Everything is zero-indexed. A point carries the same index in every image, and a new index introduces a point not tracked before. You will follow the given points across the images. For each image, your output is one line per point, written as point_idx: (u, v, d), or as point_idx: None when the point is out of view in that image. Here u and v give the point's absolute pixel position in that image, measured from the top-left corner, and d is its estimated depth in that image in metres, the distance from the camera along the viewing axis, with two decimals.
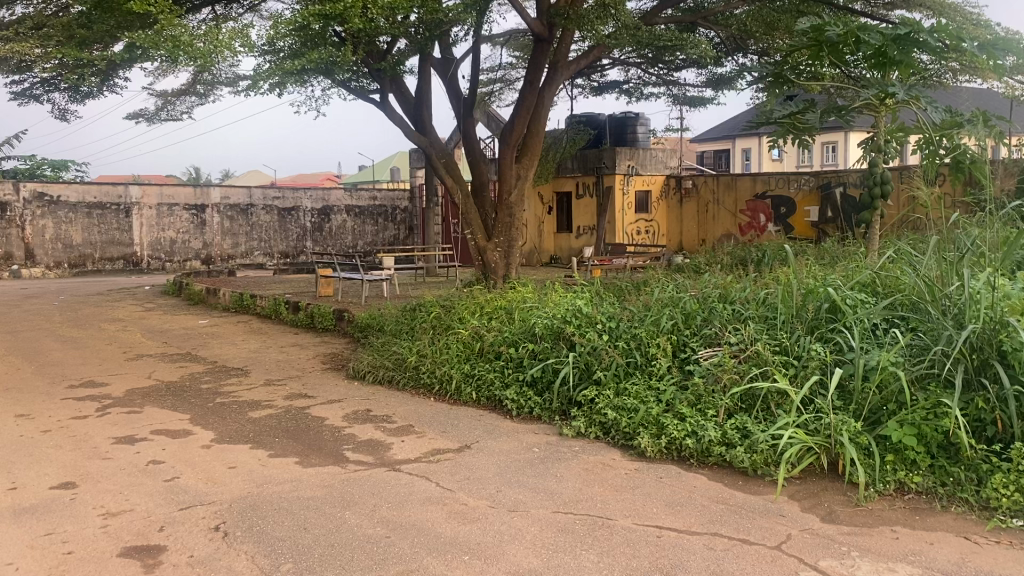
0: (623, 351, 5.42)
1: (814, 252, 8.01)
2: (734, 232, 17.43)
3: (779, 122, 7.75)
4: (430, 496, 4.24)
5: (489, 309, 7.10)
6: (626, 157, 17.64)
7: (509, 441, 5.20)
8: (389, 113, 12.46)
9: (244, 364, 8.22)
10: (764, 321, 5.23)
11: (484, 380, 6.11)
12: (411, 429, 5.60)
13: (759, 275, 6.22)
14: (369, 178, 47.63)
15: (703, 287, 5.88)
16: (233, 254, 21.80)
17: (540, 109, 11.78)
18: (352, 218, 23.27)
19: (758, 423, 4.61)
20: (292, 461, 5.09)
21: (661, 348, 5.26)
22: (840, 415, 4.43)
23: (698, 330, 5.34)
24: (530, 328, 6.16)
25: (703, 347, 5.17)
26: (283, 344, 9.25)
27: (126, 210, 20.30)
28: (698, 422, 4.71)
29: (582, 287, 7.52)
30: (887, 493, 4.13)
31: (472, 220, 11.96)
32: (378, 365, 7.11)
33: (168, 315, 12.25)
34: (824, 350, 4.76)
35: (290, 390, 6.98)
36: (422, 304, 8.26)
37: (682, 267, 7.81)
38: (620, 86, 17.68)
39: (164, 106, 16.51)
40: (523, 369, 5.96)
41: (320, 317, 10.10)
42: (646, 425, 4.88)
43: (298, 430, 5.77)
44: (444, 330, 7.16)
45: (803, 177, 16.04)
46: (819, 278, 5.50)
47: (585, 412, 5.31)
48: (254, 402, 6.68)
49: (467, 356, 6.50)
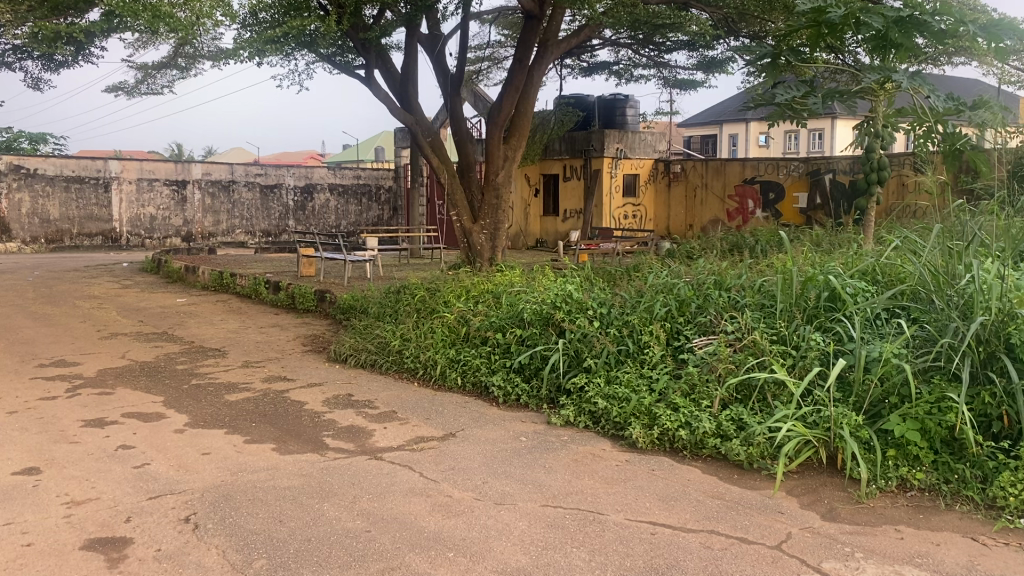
0: (615, 338, 5.24)
1: (807, 239, 7.85)
2: (721, 218, 17.26)
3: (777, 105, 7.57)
4: (413, 488, 4.05)
5: (475, 292, 6.90)
6: (614, 140, 17.42)
7: (496, 429, 5.01)
8: (375, 90, 12.19)
9: (221, 345, 7.98)
10: (761, 309, 5.06)
11: (470, 365, 5.91)
12: (394, 415, 5.41)
13: (755, 262, 6.04)
14: (353, 158, 47.17)
15: (697, 273, 5.69)
16: (213, 232, 21.46)
17: (529, 88, 11.54)
18: (335, 197, 22.98)
19: (754, 414, 4.44)
20: (269, 447, 4.88)
21: (654, 335, 5.08)
22: (840, 408, 4.27)
23: (693, 318, 5.16)
24: (518, 313, 5.97)
25: (698, 335, 5.00)
26: (263, 325, 9.03)
27: (105, 185, 19.90)
28: (692, 413, 4.53)
29: (571, 272, 7.33)
30: (888, 490, 3.99)
31: (458, 201, 11.74)
32: (360, 348, 6.91)
33: (145, 293, 11.96)
34: (824, 340, 4.59)
35: (269, 373, 6.76)
36: (406, 285, 8.06)
37: (674, 253, 7.63)
38: (609, 68, 17.44)
39: (143, 78, 16.14)
40: (510, 355, 5.77)
41: (301, 297, 9.86)
42: (638, 415, 4.71)
43: (276, 415, 5.56)
44: (428, 314, 6.96)
45: (792, 163, 15.86)
46: (818, 265, 5.33)
47: (575, 400, 5.13)
48: (231, 385, 6.45)
49: (452, 341, 6.31)
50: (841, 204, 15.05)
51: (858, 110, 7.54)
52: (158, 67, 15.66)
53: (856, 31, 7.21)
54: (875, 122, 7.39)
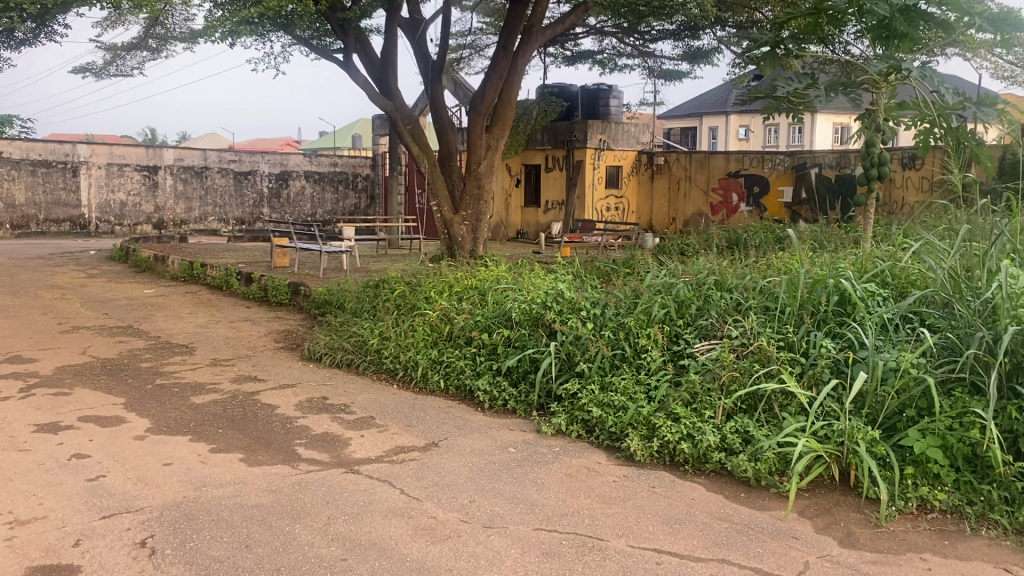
0: (610, 341, 4.90)
1: (804, 236, 7.58)
2: (705, 211, 16.98)
3: (775, 97, 7.25)
4: (393, 508, 3.70)
5: (459, 288, 6.54)
6: (597, 130, 17.09)
7: (483, 439, 4.67)
8: (353, 75, 11.79)
9: (189, 341, 7.57)
10: (766, 312, 4.74)
11: (455, 367, 5.57)
12: (372, 421, 5.06)
13: (755, 260, 5.72)
14: (330, 145, 46.50)
15: (696, 271, 5.36)
16: (186, 219, 20.91)
17: (513, 75, 11.16)
18: (311, 185, 22.48)
19: (761, 427, 4.14)
20: (237, 458, 4.51)
21: (653, 339, 4.75)
22: (854, 420, 3.98)
23: (693, 321, 4.83)
24: (504, 312, 5.62)
25: (699, 340, 4.67)
26: (234, 319, 8.62)
27: (73, 170, 19.29)
28: (694, 425, 4.22)
29: (560, 268, 6.99)
30: (908, 512, 3.70)
31: (438, 192, 11.35)
32: (336, 346, 6.53)
33: (111, 283, 11.49)
34: (835, 348, 4.29)
35: (239, 372, 6.38)
36: (384, 279, 7.69)
37: (666, 251, 7.33)
38: (593, 57, 17.11)
39: (113, 60, 15.61)
40: (497, 357, 5.43)
41: (274, 289, 9.46)
42: (636, 426, 4.39)
43: (245, 420, 5.18)
44: (408, 310, 6.60)
45: (778, 157, 15.63)
46: (826, 266, 5.02)
47: (566, 407, 4.80)
48: (199, 385, 6.07)
49: (434, 340, 5.95)
50: (826, 198, 14.88)
51: (859, 102, 7.25)
52: (127, 48, 15.14)
53: (859, 19, 6.91)
54: (876, 115, 7.10)
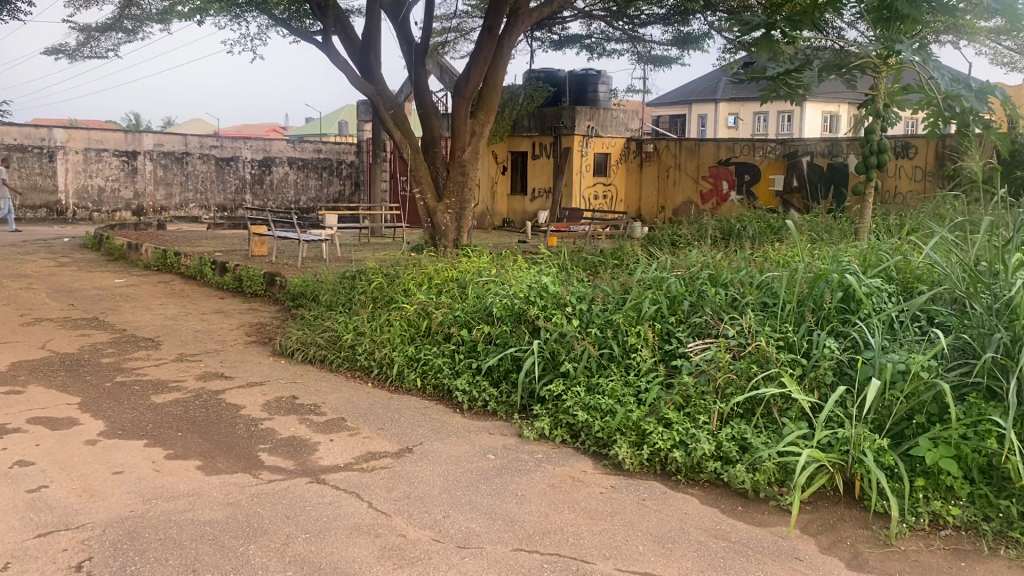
0: (597, 339, 4.58)
1: (800, 226, 7.28)
2: (694, 199, 16.70)
3: (770, 78, 6.86)
4: (358, 525, 3.37)
5: (438, 281, 6.21)
6: (585, 117, 16.73)
7: (460, 444, 4.36)
8: (334, 59, 11.40)
9: (156, 334, 7.20)
10: (763, 309, 4.44)
11: (432, 364, 5.25)
12: (342, 424, 4.74)
13: (751, 252, 5.41)
14: (316, 131, 45.88)
15: (688, 263, 5.04)
16: (166, 206, 20.44)
17: (499, 59, 10.79)
18: (294, 171, 22.04)
19: (759, 434, 3.84)
20: (194, 465, 4.17)
21: (643, 337, 4.43)
22: (861, 428, 3.68)
23: (686, 318, 4.52)
24: (486, 306, 5.30)
25: (693, 339, 4.36)
26: (205, 311, 8.26)
27: (50, 155, 18.75)
28: (688, 431, 3.92)
29: (545, 259, 6.67)
30: (919, 528, 3.41)
31: (421, 179, 11.00)
32: (308, 341, 6.20)
33: (82, 272, 11.07)
34: (839, 348, 4.00)
35: (205, 369, 6.02)
36: (362, 270, 7.34)
37: (657, 243, 7.03)
38: (581, 42, 16.75)
39: (87, 41, 15.11)
40: (477, 355, 5.11)
41: (248, 280, 9.10)
42: (625, 431, 4.09)
43: (206, 423, 4.84)
44: (385, 304, 6.27)
45: (769, 144, 15.32)
46: (828, 259, 4.72)
47: (550, 409, 4.49)
48: (162, 382, 5.72)
49: (412, 336, 5.63)
50: (817, 186, 14.62)
51: (859, 86, 6.94)
52: (101, 30, 14.64)
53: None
54: (875, 101, 6.78)
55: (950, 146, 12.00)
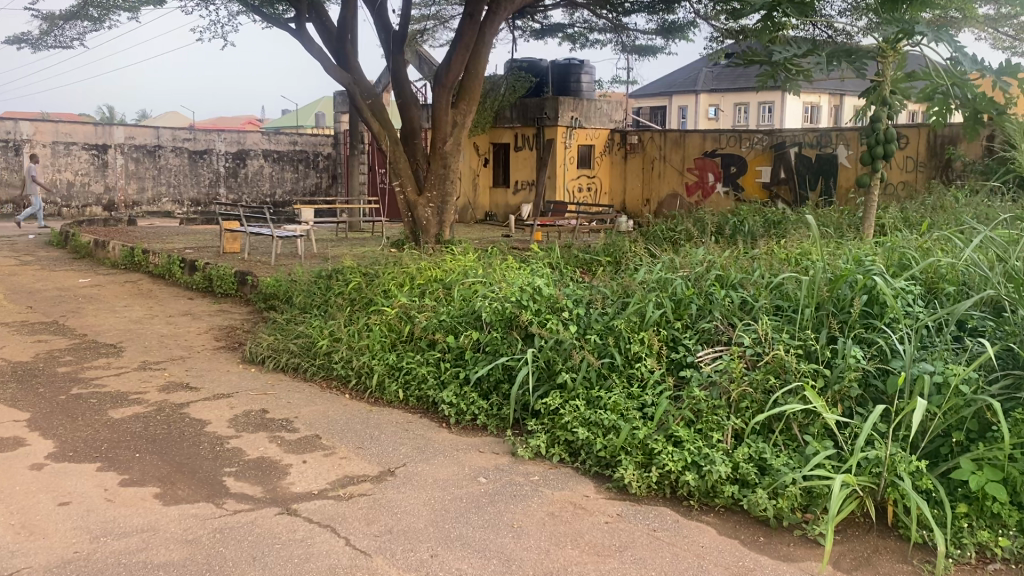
0: (596, 346, 4.17)
1: (801, 220, 6.92)
2: (680, 192, 16.34)
3: (772, 63, 6.39)
4: (334, 567, 2.97)
5: (421, 281, 5.80)
6: (569, 108, 16.34)
7: (447, 465, 3.96)
8: (308, 46, 10.92)
9: (118, 339, 6.73)
10: (778, 313, 4.04)
11: (416, 374, 4.84)
12: (317, 442, 4.34)
13: (757, 250, 5.03)
14: (292, 124, 45.16)
15: (694, 261, 4.62)
16: (138, 200, 19.84)
17: (480, 47, 10.34)
18: (270, 164, 21.48)
19: (780, 454, 3.47)
20: (152, 493, 3.75)
21: (647, 345, 4.03)
22: (895, 448, 3.31)
23: (693, 323, 4.11)
24: (473, 310, 4.87)
25: (703, 346, 3.97)
26: (172, 313, 7.79)
27: (16, 148, 18.12)
28: (701, 451, 3.53)
29: (534, 258, 6.28)
30: (965, 562, 3.05)
31: (401, 171, 10.56)
32: (281, 348, 5.78)
33: (45, 271, 10.54)
34: (864, 358, 3.63)
35: (170, 379, 5.59)
36: (338, 269, 6.91)
37: (652, 243, 6.67)
38: (564, 31, 16.33)
39: (50, 30, 14.50)
40: (464, 364, 4.70)
41: (219, 279, 8.65)
42: (629, 450, 3.69)
43: (167, 441, 4.41)
44: (364, 307, 5.86)
45: (756, 136, 14.98)
46: (846, 258, 4.34)
47: (546, 425, 4.10)
48: (121, 394, 5.27)
49: (392, 342, 5.21)
50: (805, 178, 14.30)
51: (866, 72, 6.54)
52: (65, 18, 14.03)
53: None
54: (880, 88, 6.38)
55: (942, 136, 11.71)
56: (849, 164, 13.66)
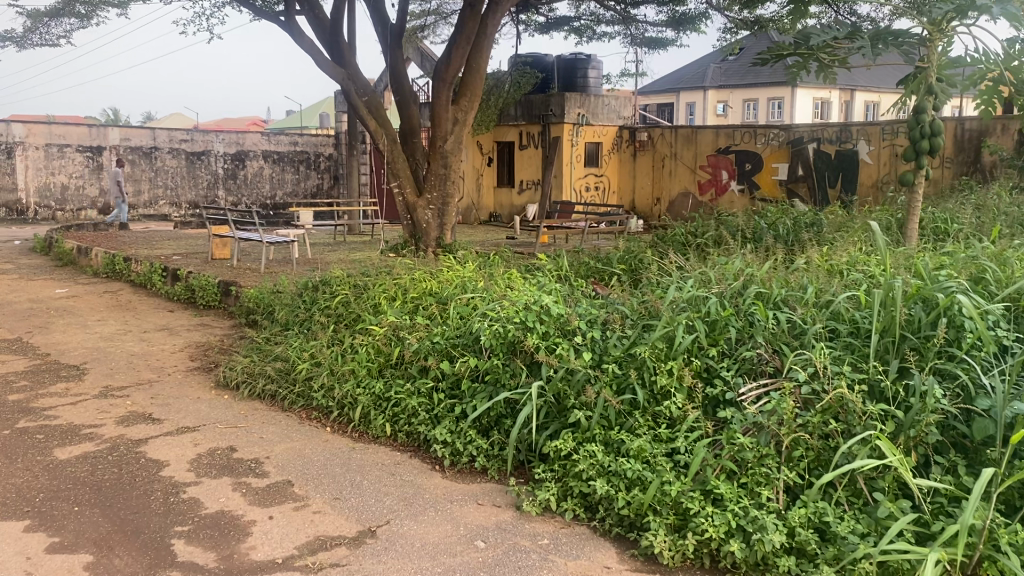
0: (615, 378, 3.51)
1: (837, 223, 6.24)
2: (692, 190, 15.66)
3: (805, 51, 5.69)
4: None
5: (414, 295, 5.16)
6: (576, 104, 15.69)
7: (439, 523, 3.31)
8: (299, 40, 10.29)
9: (83, 361, 6.07)
10: (833, 339, 3.39)
11: (405, 406, 4.19)
12: (288, 491, 3.71)
13: (796, 260, 4.35)
14: (296, 124, 44.65)
15: (729, 273, 3.95)
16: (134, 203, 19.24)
17: (482, 39, 9.69)
18: (269, 165, 20.80)
19: (847, 519, 2.81)
20: (84, 563, 3.10)
21: (677, 378, 3.36)
22: (992, 514, 2.65)
23: (730, 350, 3.45)
24: (470, 331, 4.21)
25: (744, 379, 3.32)
26: (149, 328, 7.15)
27: (8, 151, 17.60)
28: (748, 513, 2.89)
29: (541, 269, 5.63)
30: None
31: (399, 171, 9.93)
32: (258, 372, 5.15)
33: (22, 280, 9.92)
34: (946, 397, 2.96)
35: (132, 409, 4.94)
36: (326, 279, 6.26)
37: (672, 250, 6.00)
38: (570, 24, 15.68)
39: (35, 27, 13.83)
40: (462, 396, 4.06)
41: (201, 290, 8.03)
42: (658, 509, 3.05)
43: (114, 490, 3.77)
44: (351, 324, 5.23)
45: (772, 131, 14.31)
46: (910, 271, 3.68)
47: (556, 472, 3.45)
48: (73, 429, 4.62)
49: (380, 367, 4.57)
50: (825, 175, 13.60)
51: (907, 59, 5.85)
52: (50, 15, 13.36)
53: None
54: (925, 75, 5.65)
55: (970, 130, 11.00)
56: (871, 160, 12.95)
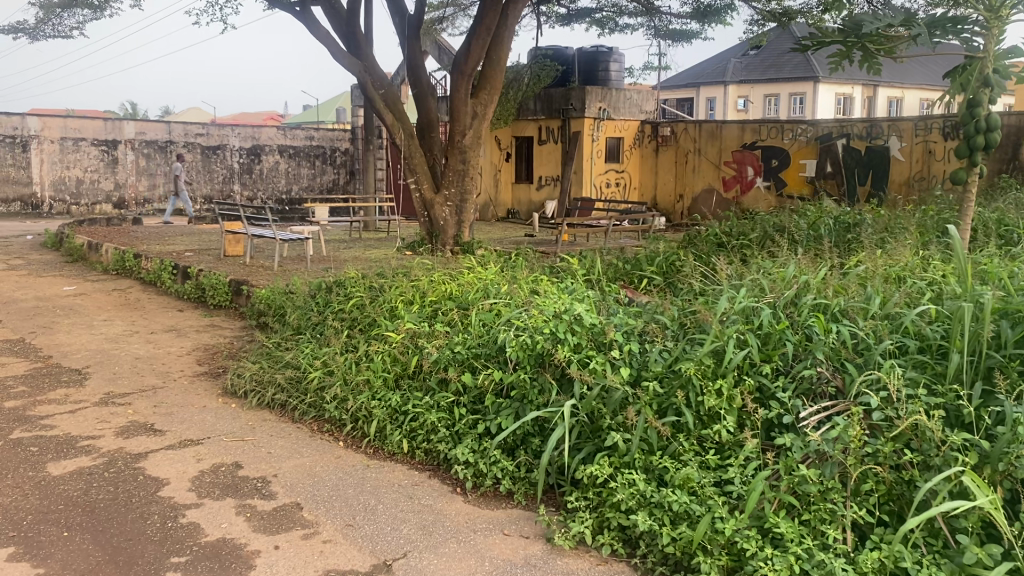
0: (656, 398, 3.18)
1: (880, 224, 5.87)
2: (716, 187, 15.27)
3: (851, 40, 5.31)
4: None
5: (432, 299, 4.84)
6: (597, 98, 15.32)
7: (462, 557, 2.99)
8: (315, 31, 9.98)
9: (85, 365, 5.78)
10: (901, 356, 3.05)
11: (424, 420, 3.87)
12: (296, 515, 3.40)
13: (849, 267, 4.01)
14: (313, 119, 44.53)
15: (779, 281, 3.61)
16: (149, 198, 19.01)
17: (503, 30, 9.35)
18: (285, 160, 20.48)
19: (926, 566, 2.48)
20: None
21: (727, 399, 3.03)
22: None
23: (785, 368, 3.12)
24: (495, 340, 3.89)
25: (803, 402, 2.99)
26: (156, 330, 6.86)
27: (23, 144, 17.44)
28: (812, 557, 2.56)
29: (567, 272, 5.29)
30: None
31: (416, 167, 9.61)
32: (266, 380, 4.85)
33: (31, 277, 9.67)
34: None
35: (134, 419, 4.64)
36: (339, 280, 5.93)
37: (704, 252, 5.65)
38: (591, 16, 15.31)
39: (47, 19, 13.57)
40: (486, 412, 3.74)
41: (212, 289, 7.75)
42: (708, 548, 2.72)
43: (109, 512, 3.46)
44: (365, 329, 4.91)
45: (800, 126, 13.91)
46: (984, 281, 3.33)
47: (591, 499, 3.12)
48: (70, 441, 4.32)
49: (395, 378, 4.26)
50: (854, 172, 13.18)
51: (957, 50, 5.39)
52: (63, 5, 13.09)
53: None
54: (979, 65, 5.17)
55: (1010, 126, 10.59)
56: (903, 157, 12.53)
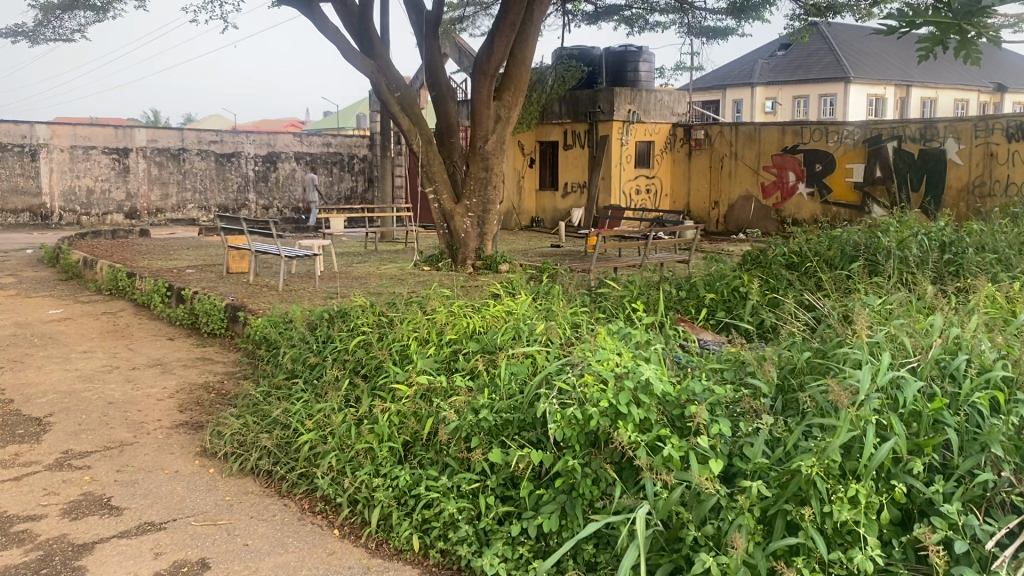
0: (763, 503, 2.30)
1: (982, 243, 4.91)
2: (754, 193, 14.34)
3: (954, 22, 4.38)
4: None
5: (450, 341, 3.97)
6: (626, 99, 14.40)
7: None
8: (325, 29, 9.15)
9: (49, 413, 4.94)
10: None
11: (440, 509, 3.00)
12: None
13: (987, 311, 3.10)
14: (332, 128, 43.93)
15: (912, 336, 2.72)
16: (161, 208, 18.26)
17: (529, 25, 8.48)
18: (302, 167, 19.65)
19: None
20: None
21: (868, 511, 2.16)
22: None
23: (945, 466, 2.24)
24: (532, 404, 3.01)
25: (976, 517, 2.13)
26: (140, 365, 6.02)
27: (31, 153, 16.79)
28: None
29: (610, 308, 4.39)
30: None
31: (435, 175, 8.76)
32: (251, 441, 3.99)
33: (20, 298, 8.88)
34: None
35: (89, 491, 3.79)
36: (343, 313, 5.04)
37: (774, 281, 4.74)
38: (620, 13, 14.43)
39: (48, 22, 12.86)
40: (523, 501, 2.85)
41: (205, 315, 6.94)
42: None
43: None
44: (370, 376, 4.05)
45: (846, 128, 12.93)
46: None
47: None
48: (2, 524, 3.47)
49: (406, 444, 3.41)
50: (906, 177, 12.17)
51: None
52: (64, 8, 12.38)
53: None
54: None
55: None
56: (961, 161, 11.52)
